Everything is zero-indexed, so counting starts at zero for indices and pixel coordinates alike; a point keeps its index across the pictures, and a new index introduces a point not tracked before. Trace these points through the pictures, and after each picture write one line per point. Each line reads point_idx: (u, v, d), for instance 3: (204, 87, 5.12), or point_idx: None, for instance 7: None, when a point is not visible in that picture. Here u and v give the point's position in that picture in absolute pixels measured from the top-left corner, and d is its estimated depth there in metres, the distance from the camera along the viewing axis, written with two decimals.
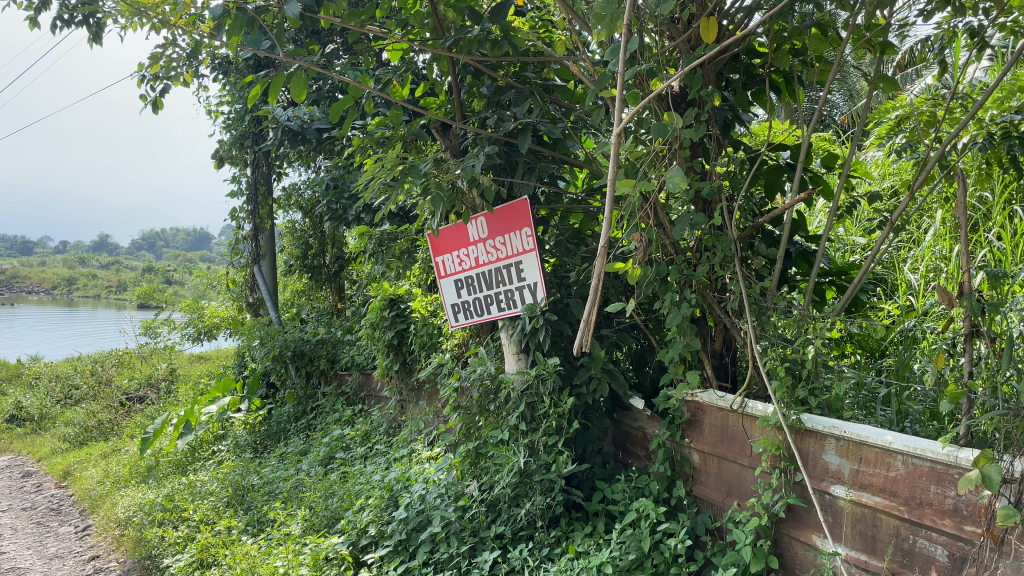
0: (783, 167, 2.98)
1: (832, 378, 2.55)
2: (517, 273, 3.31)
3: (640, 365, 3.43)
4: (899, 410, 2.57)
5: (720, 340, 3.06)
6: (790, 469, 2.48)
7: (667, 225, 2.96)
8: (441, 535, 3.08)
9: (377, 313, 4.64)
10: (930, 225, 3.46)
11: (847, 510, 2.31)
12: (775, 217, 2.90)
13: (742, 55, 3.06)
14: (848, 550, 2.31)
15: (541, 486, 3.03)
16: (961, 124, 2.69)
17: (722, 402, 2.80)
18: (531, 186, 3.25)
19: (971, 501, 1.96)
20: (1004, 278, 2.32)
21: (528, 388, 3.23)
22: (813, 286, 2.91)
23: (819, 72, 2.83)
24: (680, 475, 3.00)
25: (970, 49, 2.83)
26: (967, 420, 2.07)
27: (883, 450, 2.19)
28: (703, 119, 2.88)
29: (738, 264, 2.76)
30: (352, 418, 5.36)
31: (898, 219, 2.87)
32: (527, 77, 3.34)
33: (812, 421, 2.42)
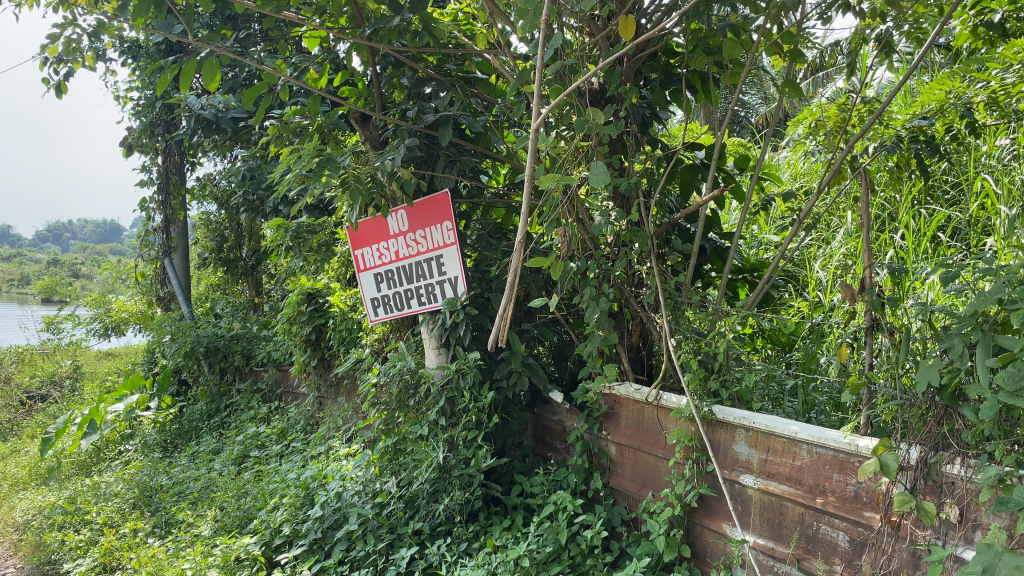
0: (698, 166, 3.07)
1: (743, 370, 2.63)
2: (438, 267, 3.28)
3: (561, 359, 3.46)
4: (806, 400, 2.67)
5: (637, 334, 3.12)
6: (702, 459, 2.55)
7: (586, 220, 2.99)
8: (358, 532, 3.03)
9: (294, 308, 4.47)
10: (839, 224, 3.60)
11: (756, 498, 2.39)
12: (690, 214, 2.97)
13: (661, 54, 3.12)
14: (756, 538, 2.38)
15: (460, 481, 3.02)
16: (865, 127, 2.86)
17: (638, 395, 2.86)
18: (451, 180, 3.23)
19: (871, 488, 2.04)
20: (902, 273, 2.43)
21: (448, 382, 3.19)
22: (726, 282, 2.99)
23: (732, 73, 2.91)
24: (598, 467, 3.05)
25: (873, 54, 2.96)
26: (866, 410, 2.16)
27: (789, 439, 2.27)
28: (621, 116, 2.93)
29: (654, 259, 2.82)
30: (268, 415, 5.24)
31: (806, 217, 2.97)
32: (448, 69, 3.32)
33: (723, 412, 2.50)
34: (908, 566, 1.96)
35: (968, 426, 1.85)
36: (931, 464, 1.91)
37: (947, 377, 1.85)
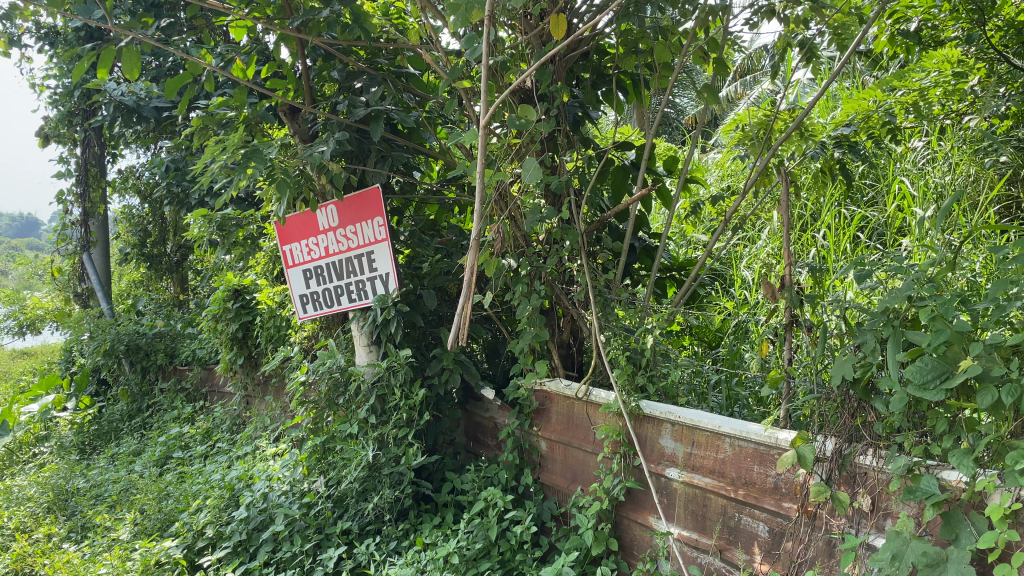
0: (628, 165, 3.12)
1: (670, 365, 2.69)
2: (368, 263, 3.24)
3: (493, 355, 3.47)
4: (730, 395, 2.74)
5: (567, 330, 3.15)
6: (629, 454, 2.59)
7: (518, 217, 3.00)
8: (284, 533, 2.98)
9: (220, 305, 4.37)
10: (764, 225, 3.70)
11: (680, 491, 2.45)
12: (620, 212, 3.01)
13: (592, 54, 3.16)
14: (680, 530, 2.44)
15: (389, 479, 2.99)
16: (789, 130, 2.94)
17: (568, 391, 2.89)
18: (383, 175, 3.20)
19: (789, 479, 2.10)
20: (820, 272, 2.52)
21: (378, 380, 3.16)
22: (654, 279, 3.04)
23: (662, 75, 2.97)
24: (528, 463, 3.06)
25: (796, 60, 3.05)
26: (786, 404, 2.23)
27: (712, 433, 2.32)
28: (553, 114, 2.95)
29: (585, 257, 2.85)
30: (192, 415, 5.10)
31: (732, 217, 3.05)
32: (379, 62, 3.28)
33: (650, 407, 2.55)
34: (823, 554, 2.03)
35: (880, 419, 1.92)
36: (845, 456, 1.98)
37: (860, 372, 1.91)
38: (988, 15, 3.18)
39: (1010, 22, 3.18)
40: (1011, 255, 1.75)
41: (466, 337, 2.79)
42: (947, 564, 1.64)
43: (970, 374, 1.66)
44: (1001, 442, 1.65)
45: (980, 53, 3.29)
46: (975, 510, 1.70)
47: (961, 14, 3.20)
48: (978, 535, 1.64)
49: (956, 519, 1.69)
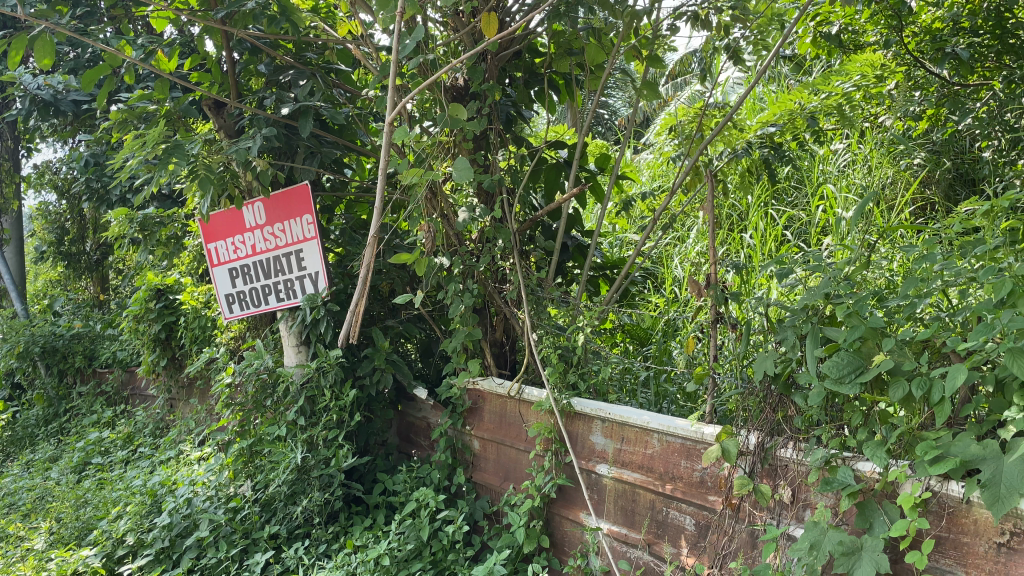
0: (561, 165, 3.14)
1: (601, 363, 2.72)
2: (297, 262, 3.18)
3: (426, 354, 3.44)
4: (658, 391, 2.79)
5: (500, 329, 3.15)
6: (561, 451, 2.61)
7: (450, 215, 2.99)
8: (209, 539, 2.90)
9: (141, 305, 4.22)
10: (693, 224, 3.77)
11: (610, 487, 2.47)
12: (552, 211, 3.03)
13: (524, 54, 3.17)
14: (610, 525, 2.46)
15: (319, 482, 2.95)
16: (716, 130, 3.00)
17: (501, 389, 2.90)
18: (312, 172, 3.14)
19: (714, 473, 2.15)
20: (745, 270, 2.59)
21: (308, 381, 3.11)
22: (586, 278, 3.06)
23: (593, 75, 3.00)
24: (461, 462, 3.06)
25: (721, 63, 3.12)
26: (712, 399, 2.28)
27: (641, 429, 2.36)
28: (484, 112, 2.94)
29: (517, 255, 2.85)
30: (113, 420, 4.92)
31: (661, 216, 3.10)
32: (307, 57, 3.22)
33: (580, 404, 2.57)
34: (746, 545, 2.08)
35: (800, 413, 1.98)
36: (767, 449, 2.03)
37: (781, 367, 1.97)
38: (903, 22, 3.36)
39: (924, 29, 3.40)
40: (921, 254, 1.82)
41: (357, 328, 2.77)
42: (863, 551, 1.72)
43: (883, 369, 1.72)
44: (911, 433, 1.72)
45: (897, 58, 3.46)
46: (888, 500, 1.76)
47: (879, 18, 3.36)
48: (890, 523, 1.70)
49: (870, 508, 1.76)
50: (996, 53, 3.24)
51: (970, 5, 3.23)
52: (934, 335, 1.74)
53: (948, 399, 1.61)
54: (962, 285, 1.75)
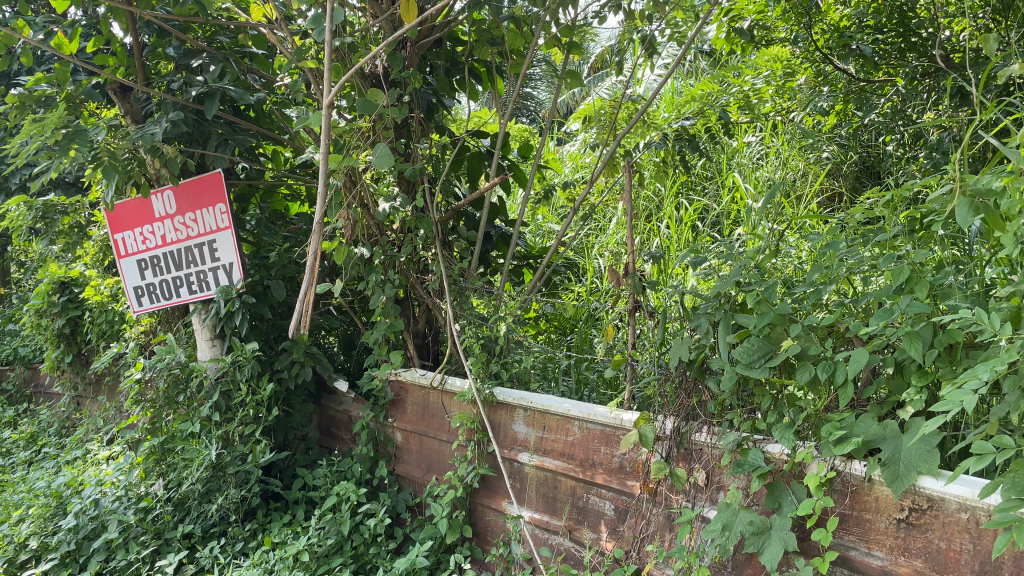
0: (483, 154, 3.12)
1: (523, 353, 2.72)
2: (210, 253, 3.08)
3: (348, 347, 3.39)
4: (580, 379, 2.81)
5: (422, 320, 3.13)
6: (483, 441, 2.62)
7: (370, 204, 2.94)
8: (118, 541, 2.79)
9: (43, 299, 4.07)
10: (614, 214, 3.81)
11: (532, 475, 2.49)
12: (474, 201, 3.01)
13: (444, 42, 3.14)
14: (532, 513, 2.48)
15: (235, 478, 2.88)
16: (634, 121, 3.05)
17: (423, 380, 2.88)
18: (225, 159, 3.05)
19: (632, 458, 2.19)
20: (662, 259, 2.63)
21: (223, 375, 3.02)
22: (508, 268, 3.06)
23: (514, 64, 2.99)
24: (383, 455, 3.02)
25: (639, 55, 3.15)
26: (631, 386, 2.31)
27: (562, 417, 2.38)
28: (404, 100, 2.90)
29: (438, 245, 2.83)
30: (14, 420, 4.68)
31: (582, 205, 3.12)
32: (219, 41, 3.11)
33: (503, 394, 2.58)
34: (662, 528, 2.12)
35: (713, 398, 2.04)
36: (683, 434, 2.08)
37: (695, 353, 2.02)
38: (812, 18, 3.49)
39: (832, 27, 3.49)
40: (827, 242, 1.89)
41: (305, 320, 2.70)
42: (772, 530, 1.77)
43: (790, 354, 1.78)
44: (818, 415, 1.79)
45: (807, 54, 3.58)
46: (796, 480, 1.82)
47: (790, 15, 3.48)
48: (798, 503, 1.77)
49: (778, 489, 1.81)
50: (899, 51, 3.36)
51: (874, 3, 3.36)
52: (838, 320, 1.81)
53: (850, 381, 1.67)
54: (864, 272, 1.82)
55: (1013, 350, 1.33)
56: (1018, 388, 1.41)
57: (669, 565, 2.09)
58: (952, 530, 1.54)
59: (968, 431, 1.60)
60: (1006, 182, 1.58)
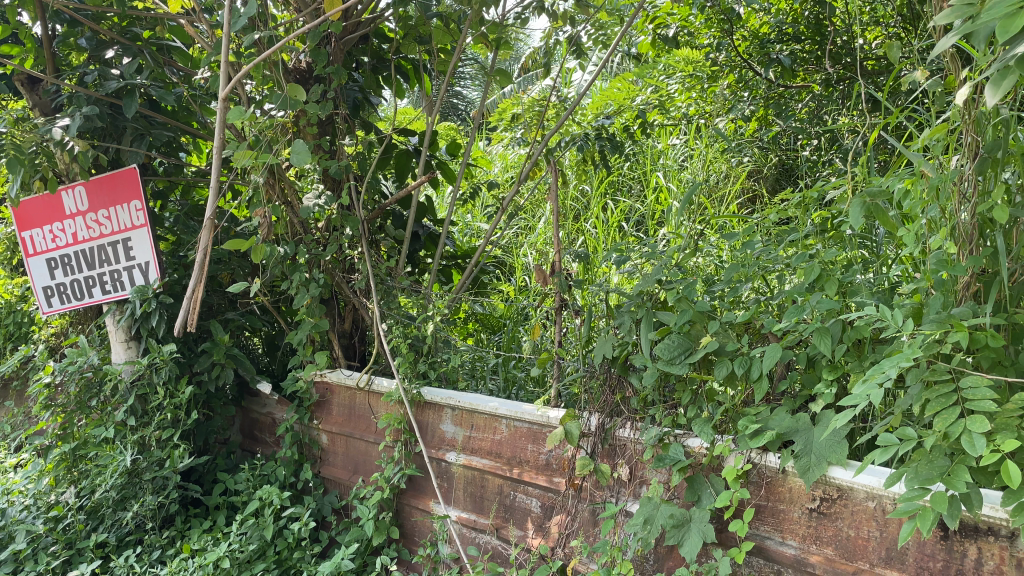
0: (410, 152, 3.10)
1: (450, 352, 2.72)
2: (125, 251, 2.99)
3: (272, 348, 3.32)
4: (507, 377, 2.83)
5: (349, 319, 3.09)
6: (410, 441, 2.61)
7: (295, 202, 2.88)
8: (26, 552, 2.66)
9: None
10: (542, 214, 3.84)
11: (459, 474, 2.49)
12: (401, 199, 2.98)
13: (371, 39, 3.12)
14: (459, 512, 2.47)
15: (152, 485, 2.79)
16: (560, 122, 3.08)
17: (349, 381, 2.85)
18: (141, 155, 2.95)
19: (559, 455, 2.21)
20: (587, 257, 2.67)
21: (139, 379, 2.92)
22: (436, 267, 3.04)
23: (441, 62, 2.98)
24: (308, 457, 2.97)
25: (565, 56, 3.19)
26: (556, 384, 2.33)
27: (489, 416, 2.39)
28: (329, 97, 2.86)
29: (365, 244, 2.79)
30: None
31: (509, 204, 3.13)
32: (135, 32, 3.01)
33: (430, 393, 2.58)
34: (587, 523, 2.15)
35: (636, 394, 2.08)
36: (607, 430, 2.11)
37: (618, 350, 2.05)
38: (734, 26, 3.66)
39: (752, 33, 3.66)
40: (743, 241, 1.94)
41: (194, 318, 2.54)
42: (691, 523, 1.81)
43: (709, 350, 1.83)
44: (735, 409, 1.84)
45: (728, 60, 3.72)
46: (714, 473, 1.87)
47: (712, 21, 3.69)
48: (716, 495, 1.81)
49: (698, 482, 1.86)
50: (815, 58, 3.57)
51: (792, 13, 3.57)
52: (754, 317, 1.87)
53: (765, 376, 1.73)
54: (778, 270, 1.88)
55: (915, 345, 1.38)
56: (920, 381, 1.45)
57: (593, 560, 2.12)
58: (860, 518, 1.60)
59: (875, 423, 1.67)
60: (909, 183, 1.65)
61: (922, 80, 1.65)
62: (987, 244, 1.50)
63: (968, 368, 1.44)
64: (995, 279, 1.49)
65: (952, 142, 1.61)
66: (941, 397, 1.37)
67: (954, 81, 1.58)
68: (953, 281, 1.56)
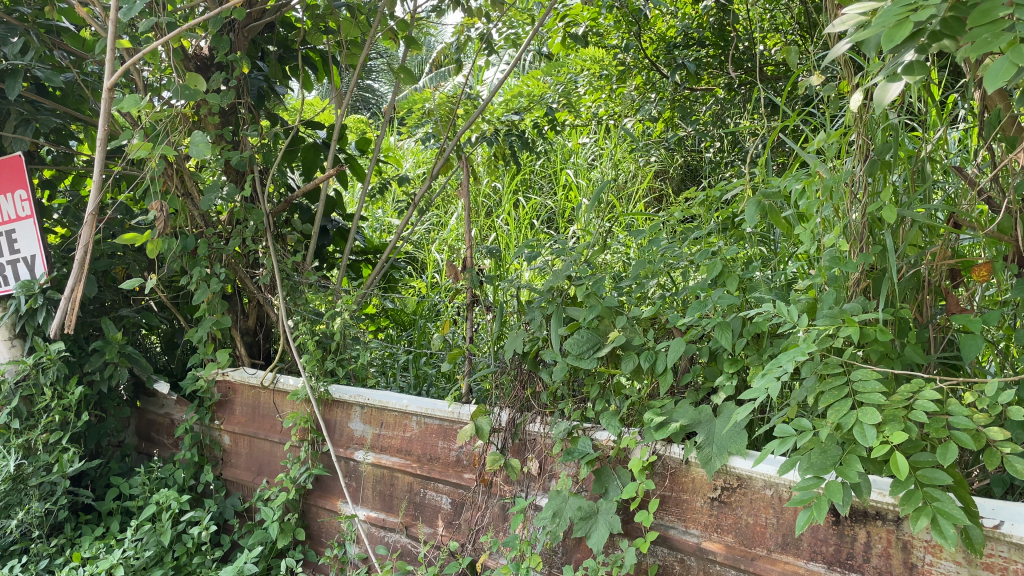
0: (318, 145, 3.03)
1: (358, 349, 2.68)
2: (8, 244, 2.79)
3: (171, 346, 3.19)
4: (418, 374, 2.80)
5: (252, 316, 3.00)
6: (317, 440, 2.55)
7: (195, 194, 2.77)
8: None
9: None
10: (454, 209, 3.83)
11: (368, 473, 2.45)
12: (308, 193, 2.90)
13: (277, 27, 3.03)
14: (368, 511, 2.44)
15: (39, 491, 2.62)
16: (472, 118, 3.07)
17: (253, 380, 2.76)
18: (26, 141, 2.76)
19: (469, 451, 2.20)
20: (498, 253, 2.68)
21: (24, 379, 2.74)
22: (345, 263, 2.97)
23: (351, 54, 2.92)
24: (209, 459, 2.87)
25: (478, 52, 3.17)
26: (467, 379, 2.33)
27: (400, 413, 2.36)
28: (232, 85, 2.76)
29: (270, 238, 2.71)
30: None
31: (420, 199, 3.11)
32: (22, 11, 2.79)
33: (339, 391, 2.53)
34: (497, 519, 2.15)
35: (546, 389, 2.10)
36: (518, 425, 2.12)
37: (529, 346, 2.07)
38: (641, 28, 3.86)
39: (660, 36, 3.90)
40: (649, 238, 1.98)
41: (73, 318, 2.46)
42: (598, 514, 1.84)
43: (617, 344, 1.86)
44: (642, 402, 1.88)
45: (636, 62, 3.93)
46: (621, 465, 1.91)
47: (621, 23, 3.86)
48: (623, 487, 1.85)
49: (605, 474, 1.89)
50: (720, 63, 3.78)
51: (698, 19, 3.75)
52: (660, 313, 1.91)
53: (670, 369, 1.77)
54: (683, 267, 1.93)
55: (809, 340, 1.44)
56: (814, 373, 1.51)
57: (502, 555, 2.12)
58: (759, 506, 1.66)
59: (772, 414, 1.73)
60: (805, 184, 1.72)
61: (817, 85, 1.70)
62: (876, 243, 1.59)
63: (859, 361, 1.51)
64: (883, 275, 1.57)
65: (845, 146, 1.68)
66: (834, 389, 1.43)
67: (846, 87, 1.66)
68: (844, 278, 1.63)
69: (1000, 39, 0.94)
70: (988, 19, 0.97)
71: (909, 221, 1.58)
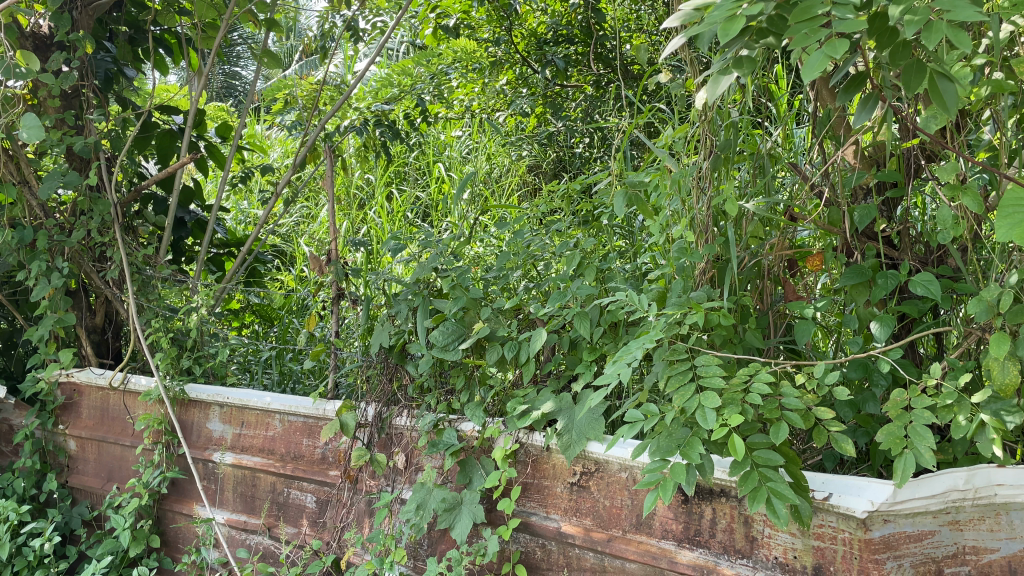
0: (174, 131, 2.87)
1: (218, 345, 2.57)
2: None
3: (9, 346, 2.95)
4: (282, 371, 2.71)
5: (101, 313, 2.82)
6: (173, 442, 2.43)
7: (34, 182, 2.57)
8: None
9: None
10: (324, 201, 3.73)
11: (228, 474, 2.36)
12: (161, 182, 2.74)
13: (125, 6, 2.85)
14: (229, 514, 2.35)
15: None
16: (338, 106, 3.00)
17: (101, 381, 2.60)
18: None
19: (334, 448, 2.16)
20: (364, 245, 2.64)
21: None
22: (204, 256, 2.84)
23: (206, 36, 2.78)
24: (53, 467, 2.68)
25: (343, 38, 3.09)
26: (332, 375, 2.27)
27: (262, 411, 2.28)
28: (74, 66, 2.57)
29: (118, 229, 2.55)
30: None
31: (285, 189, 3.00)
32: None
33: (195, 391, 2.42)
34: (362, 514, 2.12)
35: (411, 382, 2.08)
36: (384, 419, 2.10)
37: (394, 339, 2.04)
38: (512, 22, 3.94)
39: (531, 32, 3.93)
40: (512, 230, 2.00)
41: None
42: (462, 505, 1.85)
43: (480, 335, 1.88)
44: (504, 392, 1.91)
45: (507, 56, 3.99)
46: (485, 455, 1.92)
47: (493, 18, 3.92)
48: (486, 476, 1.86)
49: (470, 465, 1.90)
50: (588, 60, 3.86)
51: (567, 16, 3.84)
52: (523, 303, 1.94)
53: (531, 359, 1.80)
54: (545, 259, 1.96)
55: (658, 328, 1.49)
56: (663, 360, 1.57)
57: (367, 551, 2.10)
58: (615, 488, 1.71)
59: (628, 400, 1.79)
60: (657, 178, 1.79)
61: (667, 83, 1.77)
62: (720, 235, 1.67)
63: (705, 347, 1.59)
64: (726, 266, 1.66)
65: (694, 141, 1.76)
66: (681, 375, 1.49)
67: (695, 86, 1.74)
68: (691, 268, 1.70)
69: (819, 35, 1.02)
70: (808, 16, 1.04)
71: (750, 214, 1.67)
